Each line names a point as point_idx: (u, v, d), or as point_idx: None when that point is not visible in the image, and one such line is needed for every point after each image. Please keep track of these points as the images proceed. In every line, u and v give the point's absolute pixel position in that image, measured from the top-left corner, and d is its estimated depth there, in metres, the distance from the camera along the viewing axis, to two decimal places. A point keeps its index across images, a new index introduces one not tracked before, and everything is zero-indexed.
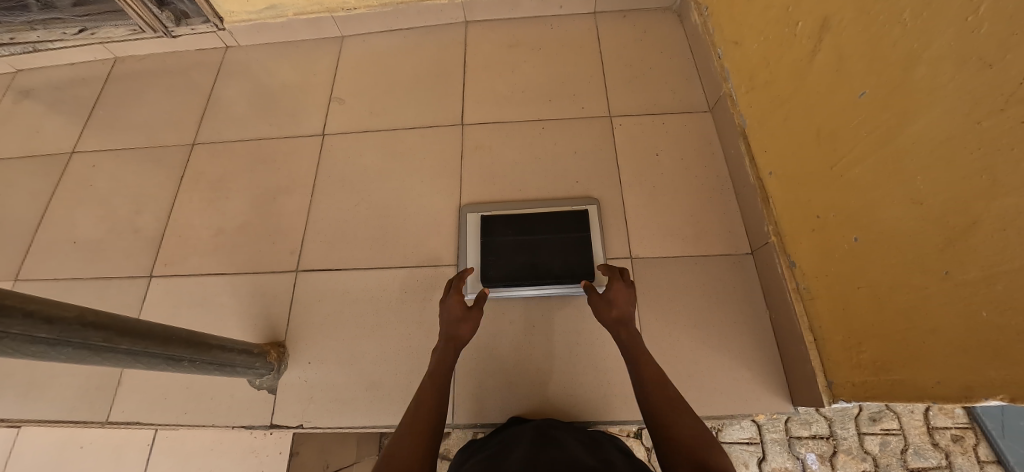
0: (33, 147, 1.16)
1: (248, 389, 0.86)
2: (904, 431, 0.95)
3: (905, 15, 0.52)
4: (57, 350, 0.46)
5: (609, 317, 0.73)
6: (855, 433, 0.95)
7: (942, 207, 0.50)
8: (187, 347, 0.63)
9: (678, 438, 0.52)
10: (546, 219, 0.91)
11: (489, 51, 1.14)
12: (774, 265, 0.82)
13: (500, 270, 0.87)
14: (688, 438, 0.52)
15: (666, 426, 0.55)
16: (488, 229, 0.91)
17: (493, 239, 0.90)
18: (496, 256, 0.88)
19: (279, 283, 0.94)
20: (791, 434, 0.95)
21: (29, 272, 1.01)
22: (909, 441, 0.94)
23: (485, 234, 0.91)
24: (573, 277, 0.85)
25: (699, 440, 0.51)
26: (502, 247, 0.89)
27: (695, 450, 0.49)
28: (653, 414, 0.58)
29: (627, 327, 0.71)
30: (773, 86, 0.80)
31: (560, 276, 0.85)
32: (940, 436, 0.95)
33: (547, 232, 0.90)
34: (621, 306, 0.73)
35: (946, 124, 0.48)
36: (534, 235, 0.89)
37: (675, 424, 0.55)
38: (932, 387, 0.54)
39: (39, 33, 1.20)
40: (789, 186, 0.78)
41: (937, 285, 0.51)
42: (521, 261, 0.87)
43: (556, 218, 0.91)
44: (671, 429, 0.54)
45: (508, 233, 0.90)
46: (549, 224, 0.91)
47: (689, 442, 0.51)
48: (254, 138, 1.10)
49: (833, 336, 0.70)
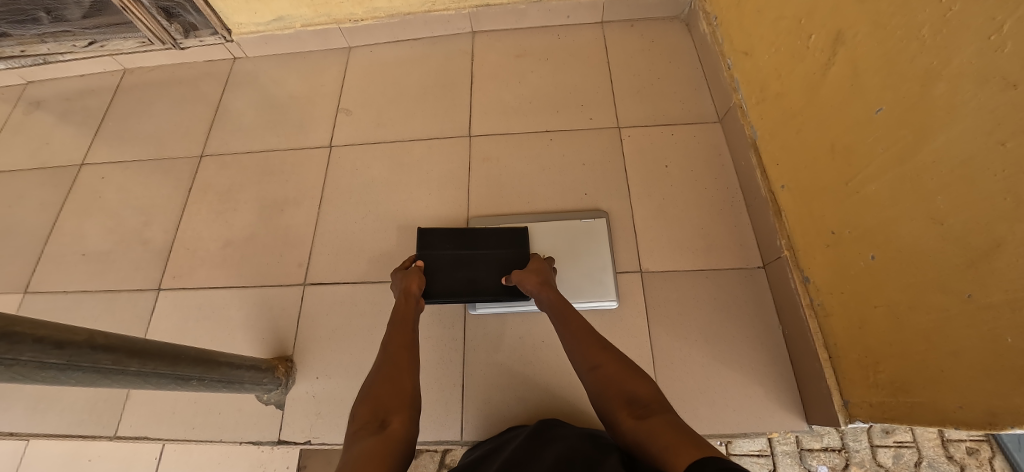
0: (43, 158, 1.17)
1: (257, 404, 0.86)
2: (918, 444, 0.93)
3: (923, 31, 0.52)
4: (68, 374, 0.46)
5: (534, 284, 0.74)
6: (867, 445, 0.93)
7: (965, 228, 0.48)
8: (196, 365, 0.63)
9: (608, 373, 0.53)
10: (488, 233, 0.88)
11: (496, 61, 1.14)
12: (787, 280, 0.81)
13: (438, 285, 0.82)
14: (617, 372, 0.53)
15: (597, 365, 0.55)
16: (427, 242, 0.86)
17: (432, 252, 0.85)
18: (434, 271, 0.84)
19: (287, 296, 0.93)
20: (803, 446, 0.92)
21: (38, 284, 1.01)
22: (923, 454, 0.92)
23: (424, 247, 0.86)
24: (511, 294, 0.82)
25: (623, 371, 0.53)
26: (444, 262, 0.85)
27: (623, 385, 0.51)
28: (581, 359, 0.57)
29: (550, 287, 0.73)
30: (785, 98, 0.79)
31: (498, 293, 0.82)
32: (955, 449, 0.93)
33: (490, 246, 0.86)
34: (543, 274, 0.76)
35: (968, 144, 0.47)
36: (476, 249, 0.86)
37: (602, 363, 0.55)
38: (954, 412, 0.52)
39: (48, 46, 1.21)
40: (803, 200, 0.76)
41: (959, 307, 0.50)
42: (461, 276, 0.83)
43: (500, 232, 0.88)
44: (602, 368, 0.54)
45: (447, 246, 0.86)
46: (493, 238, 0.87)
47: (618, 377, 0.52)
48: (262, 150, 1.10)
49: (849, 354, 0.68)
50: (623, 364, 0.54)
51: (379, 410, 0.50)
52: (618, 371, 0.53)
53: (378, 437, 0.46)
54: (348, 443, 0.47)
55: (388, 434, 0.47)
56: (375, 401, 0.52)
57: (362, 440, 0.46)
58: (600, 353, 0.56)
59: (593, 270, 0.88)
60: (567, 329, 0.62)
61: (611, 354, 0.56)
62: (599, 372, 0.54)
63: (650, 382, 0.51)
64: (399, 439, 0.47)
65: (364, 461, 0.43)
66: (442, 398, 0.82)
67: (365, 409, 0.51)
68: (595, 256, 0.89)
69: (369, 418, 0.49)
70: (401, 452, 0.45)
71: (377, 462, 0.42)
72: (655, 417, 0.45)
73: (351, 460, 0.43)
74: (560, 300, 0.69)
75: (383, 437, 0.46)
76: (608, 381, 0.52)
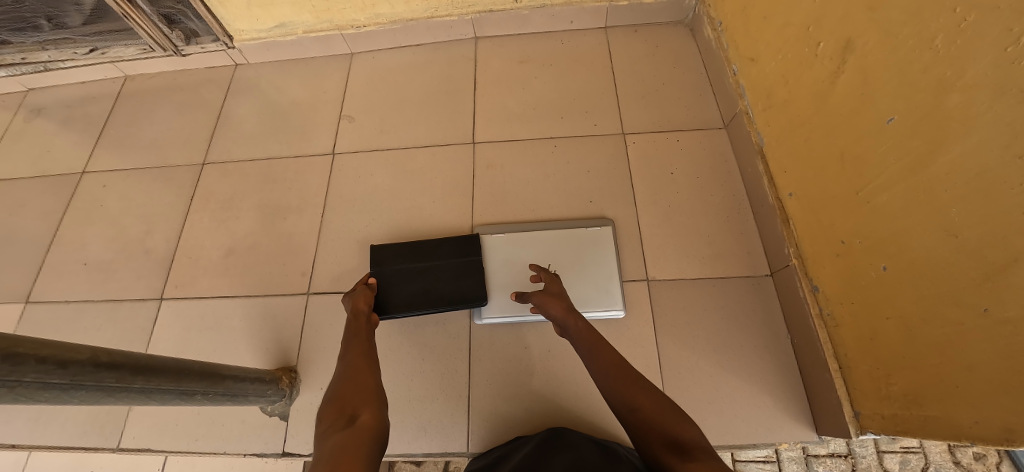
0: (44, 166, 1.16)
1: (261, 416, 0.85)
2: (925, 449, 0.90)
3: (937, 41, 0.51)
4: (71, 394, 0.44)
5: (558, 309, 0.71)
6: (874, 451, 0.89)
7: (980, 241, 0.48)
8: (200, 380, 0.62)
9: (649, 414, 0.51)
10: (440, 244, 0.90)
11: (499, 67, 1.13)
12: (796, 289, 0.80)
13: (392, 300, 0.84)
14: (657, 413, 0.51)
15: (636, 406, 0.53)
16: (378, 258, 0.88)
17: (384, 268, 0.87)
18: (387, 286, 0.86)
19: (290, 306, 0.93)
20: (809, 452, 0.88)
21: (39, 294, 1.01)
22: (929, 459, 0.90)
23: (375, 263, 0.88)
24: (466, 301, 0.85)
25: (665, 414, 0.51)
26: (397, 276, 0.87)
27: (666, 428, 0.49)
28: (616, 399, 0.55)
29: (576, 314, 0.70)
30: (792, 105, 0.78)
31: (453, 301, 0.85)
32: (962, 455, 0.90)
33: (441, 257, 0.89)
34: (564, 298, 0.73)
35: (985, 156, 0.46)
36: (428, 261, 0.88)
37: (640, 403, 0.53)
38: (969, 427, 0.51)
39: (49, 53, 1.20)
40: (812, 208, 0.76)
41: (974, 321, 0.49)
42: (414, 288, 0.86)
43: (450, 242, 0.91)
44: (641, 409, 0.52)
45: (398, 261, 0.88)
46: (444, 249, 0.90)
47: (660, 419, 0.51)
48: (264, 157, 1.10)
49: (860, 365, 0.68)
50: (662, 405, 0.52)
51: (345, 408, 0.54)
52: (659, 413, 0.51)
53: (347, 429, 0.50)
54: (318, 439, 0.51)
55: (357, 426, 0.50)
56: (341, 402, 0.56)
57: (332, 435, 0.49)
58: (637, 392, 0.54)
59: (599, 279, 0.87)
60: (599, 363, 0.60)
61: (650, 394, 0.54)
62: (638, 412, 0.52)
63: (696, 428, 0.49)
64: (369, 426, 0.51)
65: (338, 452, 0.46)
66: (448, 409, 0.82)
67: (330, 410, 0.55)
68: (601, 264, 0.88)
69: (336, 416, 0.53)
70: (372, 439, 0.49)
71: (351, 450, 0.46)
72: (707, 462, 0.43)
73: (326, 451, 0.46)
74: (587, 328, 0.67)
75: (352, 429, 0.50)
76: (650, 423, 0.51)
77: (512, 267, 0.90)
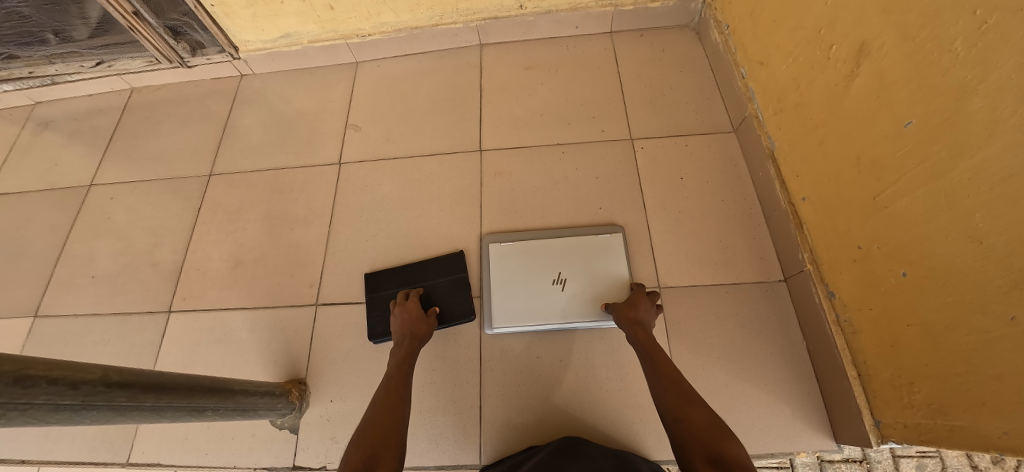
0: (52, 180, 1.16)
1: (271, 429, 0.84)
2: (941, 453, 0.77)
3: (957, 44, 0.50)
4: (82, 414, 0.43)
5: (626, 318, 0.74)
6: (890, 455, 0.76)
7: (1008, 248, 0.46)
8: (210, 395, 0.61)
9: (694, 428, 0.54)
10: (426, 265, 0.92)
11: (505, 74, 1.13)
12: (811, 294, 0.79)
13: (384, 325, 0.88)
14: (704, 431, 0.54)
15: (683, 418, 0.56)
16: (372, 284, 0.91)
17: (378, 294, 0.90)
18: (381, 311, 0.89)
19: (299, 317, 0.92)
20: (823, 457, 0.75)
21: (47, 308, 1.00)
22: (946, 464, 0.77)
23: (370, 291, 0.91)
24: (452, 319, 0.87)
25: (711, 431, 0.53)
26: (388, 300, 0.90)
27: (711, 444, 0.52)
28: (667, 409, 0.59)
29: (643, 327, 0.72)
30: (805, 109, 0.77)
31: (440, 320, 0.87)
32: (981, 459, 0.78)
33: (429, 278, 0.91)
34: (640, 310, 0.75)
35: (1011, 161, 0.45)
36: (416, 283, 0.90)
37: (690, 416, 0.56)
38: (997, 438, 0.49)
39: (56, 67, 1.20)
40: (827, 213, 0.74)
41: (1002, 330, 0.48)
42: None
43: (436, 262, 0.92)
44: (689, 421, 0.55)
45: (389, 286, 0.91)
46: (430, 270, 0.92)
47: (705, 435, 0.53)
48: (270, 168, 1.10)
49: (881, 374, 0.66)
50: (711, 423, 0.55)
51: (372, 458, 0.56)
52: (705, 430, 0.54)
53: None
54: None
55: None
56: (369, 446, 0.58)
57: None
58: (689, 408, 0.57)
59: (611, 287, 0.86)
60: (656, 372, 0.64)
61: (700, 410, 0.57)
62: (685, 424, 0.56)
63: (743, 450, 0.51)
64: None
65: None
66: (459, 420, 0.81)
67: (357, 452, 0.57)
68: (613, 271, 0.87)
69: (362, 459, 0.56)
70: None
71: None
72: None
73: None
74: (650, 341, 0.70)
75: None
76: (694, 436, 0.54)
77: (523, 276, 0.89)
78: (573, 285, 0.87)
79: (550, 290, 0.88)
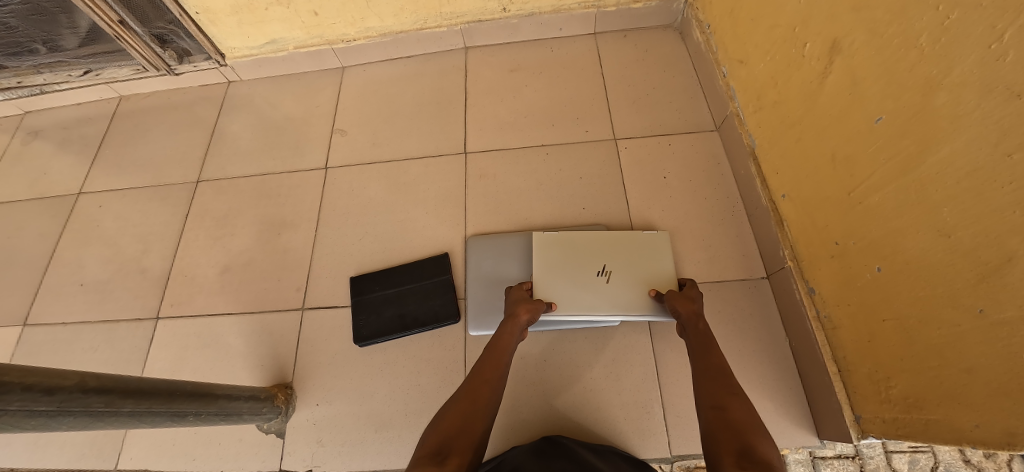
0: (41, 189, 1.17)
1: (258, 434, 0.84)
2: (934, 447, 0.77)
3: (921, 40, 0.50)
4: (58, 420, 0.43)
5: (687, 311, 0.73)
6: (882, 450, 0.76)
7: (974, 242, 0.47)
8: (192, 400, 0.61)
9: (729, 417, 0.54)
10: (410, 268, 0.93)
11: (489, 76, 1.14)
12: (792, 290, 0.79)
13: (369, 328, 0.88)
14: (739, 421, 0.53)
15: (722, 406, 0.56)
16: (357, 289, 0.92)
17: (363, 297, 0.91)
18: (366, 314, 0.90)
19: (285, 322, 0.92)
20: (814, 453, 0.75)
21: (36, 316, 1.01)
22: (939, 458, 0.76)
23: (355, 294, 0.92)
24: (437, 321, 0.87)
25: (746, 424, 0.52)
26: (374, 303, 0.91)
27: (741, 435, 0.51)
28: (707, 396, 0.59)
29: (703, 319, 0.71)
30: (783, 106, 0.78)
31: (425, 322, 0.87)
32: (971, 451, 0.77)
33: (413, 280, 0.92)
34: (697, 303, 0.74)
35: (974, 155, 0.46)
36: (400, 287, 0.91)
37: (729, 407, 0.56)
38: (971, 431, 0.50)
39: (44, 76, 1.21)
40: (807, 210, 0.75)
41: (972, 323, 0.48)
42: (390, 314, 0.89)
43: (420, 265, 0.93)
44: (727, 410, 0.55)
45: (374, 289, 0.92)
46: (415, 273, 0.92)
47: (738, 425, 0.52)
48: (258, 173, 1.10)
49: (859, 368, 0.67)
50: (750, 418, 0.54)
51: (444, 444, 0.53)
52: (741, 421, 0.53)
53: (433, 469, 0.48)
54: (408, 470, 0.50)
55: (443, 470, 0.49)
56: (445, 434, 0.55)
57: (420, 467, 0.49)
58: (729, 398, 0.57)
59: (658, 283, 0.83)
60: (705, 361, 0.64)
61: (740, 404, 0.56)
62: (720, 412, 0.55)
63: (776, 451, 0.49)
64: None
65: None
66: None
67: (432, 439, 0.55)
68: (658, 268, 0.84)
69: (434, 449, 0.52)
70: None
71: None
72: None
73: None
74: (708, 335, 0.68)
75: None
76: (726, 424, 0.53)
77: (564, 268, 0.84)
78: (619, 278, 0.84)
79: (592, 282, 0.83)
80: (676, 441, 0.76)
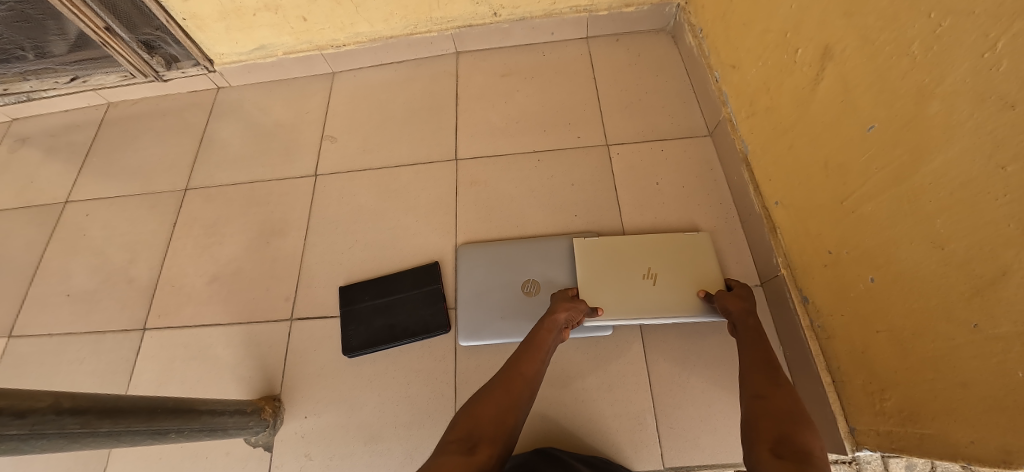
0: (28, 197, 1.15)
1: (246, 447, 0.83)
2: None
3: (913, 47, 0.49)
4: (31, 443, 0.40)
5: (737, 308, 0.72)
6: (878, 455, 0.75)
7: (968, 254, 0.46)
8: (173, 417, 0.59)
9: (769, 405, 0.54)
10: (399, 278, 0.92)
11: (481, 81, 1.13)
12: (786, 299, 0.78)
13: (358, 338, 0.87)
14: (781, 410, 0.52)
15: (763, 396, 0.56)
16: (346, 298, 0.91)
17: (352, 307, 0.90)
18: (355, 325, 0.89)
19: (274, 332, 0.91)
20: None
21: (22, 327, 0.99)
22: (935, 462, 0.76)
23: (344, 304, 0.91)
24: (427, 331, 0.86)
25: (787, 413, 0.52)
26: (363, 313, 0.90)
27: (782, 424, 0.50)
28: (751, 386, 0.58)
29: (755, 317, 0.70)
30: (775, 112, 0.77)
31: (415, 333, 0.86)
32: None
33: (403, 290, 0.90)
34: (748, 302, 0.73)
35: (967, 166, 0.45)
36: (390, 297, 0.90)
37: (771, 396, 0.55)
38: (966, 446, 0.49)
39: (31, 83, 1.19)
40: (799, 217, 0.74)
41: (966, 337, 0.47)
42: (380, 325, 0.88)
43: (410, 275, 0.92)
44: (769, 400, 0.54)
45: (364, 299, 0.91)
46: (405, 282, 0.91)
47: (780, 414, 0.52)
48: (247, 181, 1.09)
49: (853, 379, 0.66)
50: (792, 408, 0.53)
51: (474, 431, 0.53)
52: (782, 411, 0.52)
53: (462, 456, 0.49)
54: (437, 452, 0.51)
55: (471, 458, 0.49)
56: (475, 421, 0.55)
57: (449, 453, 0.50)
58: (773, 388, 0.56)
59: (706, 284, 0.81)
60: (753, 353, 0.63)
61: (783, 395, 0.55)
62: (761, 401, 0.55)
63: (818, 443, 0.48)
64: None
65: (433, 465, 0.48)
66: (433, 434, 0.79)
67: (463, 423, 0.55)
68: (703, 269, 0.83)
69: (463, 435, 0.53)
70: None
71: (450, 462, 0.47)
72: (795, 460, 0.44)
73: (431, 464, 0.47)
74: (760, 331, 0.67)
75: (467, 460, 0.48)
76: (765, 412, 0.53)
77: (609, 272, 0.83)
78: (664, 279, 0.82)
79: (639, 284, 0.82)
80: (670, 452, 0.75)
